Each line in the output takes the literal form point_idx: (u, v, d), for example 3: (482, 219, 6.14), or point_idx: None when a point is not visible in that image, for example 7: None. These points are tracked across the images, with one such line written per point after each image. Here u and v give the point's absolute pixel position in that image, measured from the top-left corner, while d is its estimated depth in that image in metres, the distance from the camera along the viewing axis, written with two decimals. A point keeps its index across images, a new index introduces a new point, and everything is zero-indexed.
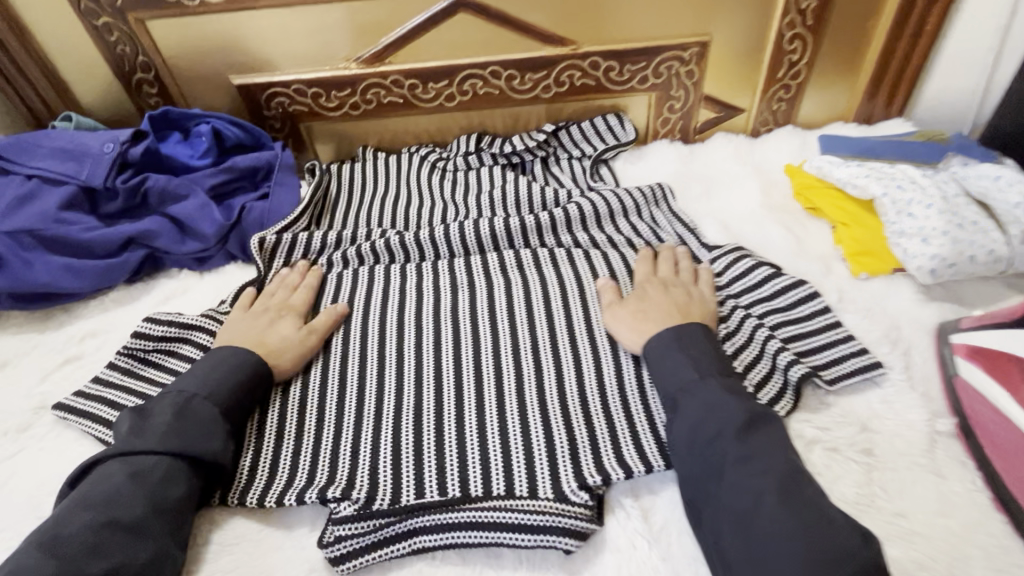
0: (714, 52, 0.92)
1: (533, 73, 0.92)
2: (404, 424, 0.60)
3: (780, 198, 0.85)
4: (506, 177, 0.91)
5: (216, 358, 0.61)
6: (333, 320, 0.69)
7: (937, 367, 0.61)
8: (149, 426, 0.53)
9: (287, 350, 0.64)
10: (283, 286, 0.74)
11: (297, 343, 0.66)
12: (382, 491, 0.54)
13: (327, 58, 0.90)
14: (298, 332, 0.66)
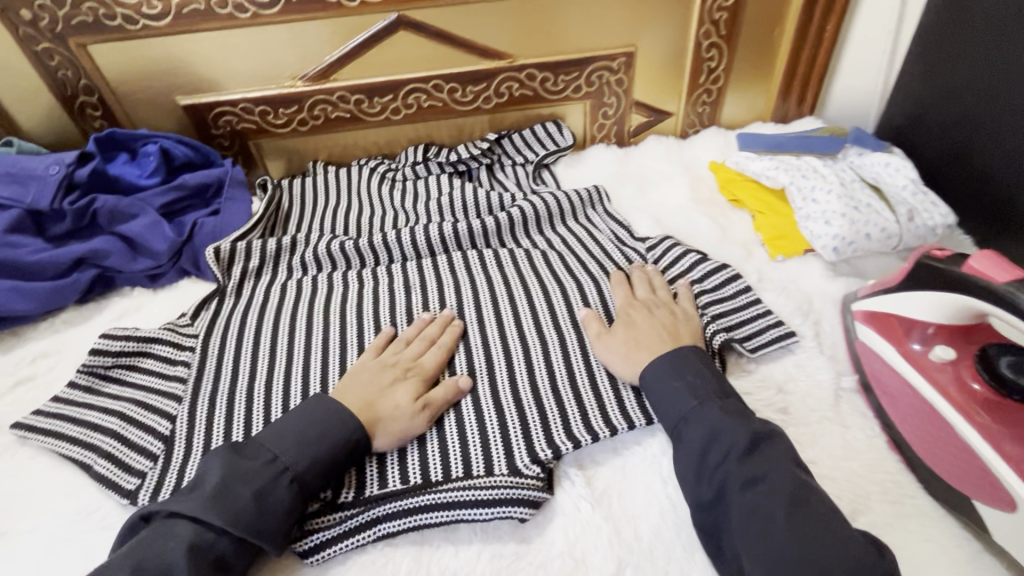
0: (640, 61, 0.99)
1: (473, 86, 0.97)
2: None
3: (708, 192, 0.92)
4: (453, 183, 0.96)
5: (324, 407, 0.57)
6: (455, 392, 0.63)
7: (843, 332, 0.68)
8: (242, 472, 0.50)
9: (382, 423, 0.58)
10: (420, 338, 0.69)
11: (403, 419, 0.59)
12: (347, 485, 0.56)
13: (273, 78, 0.93)
14: (416, 404, 0.60)
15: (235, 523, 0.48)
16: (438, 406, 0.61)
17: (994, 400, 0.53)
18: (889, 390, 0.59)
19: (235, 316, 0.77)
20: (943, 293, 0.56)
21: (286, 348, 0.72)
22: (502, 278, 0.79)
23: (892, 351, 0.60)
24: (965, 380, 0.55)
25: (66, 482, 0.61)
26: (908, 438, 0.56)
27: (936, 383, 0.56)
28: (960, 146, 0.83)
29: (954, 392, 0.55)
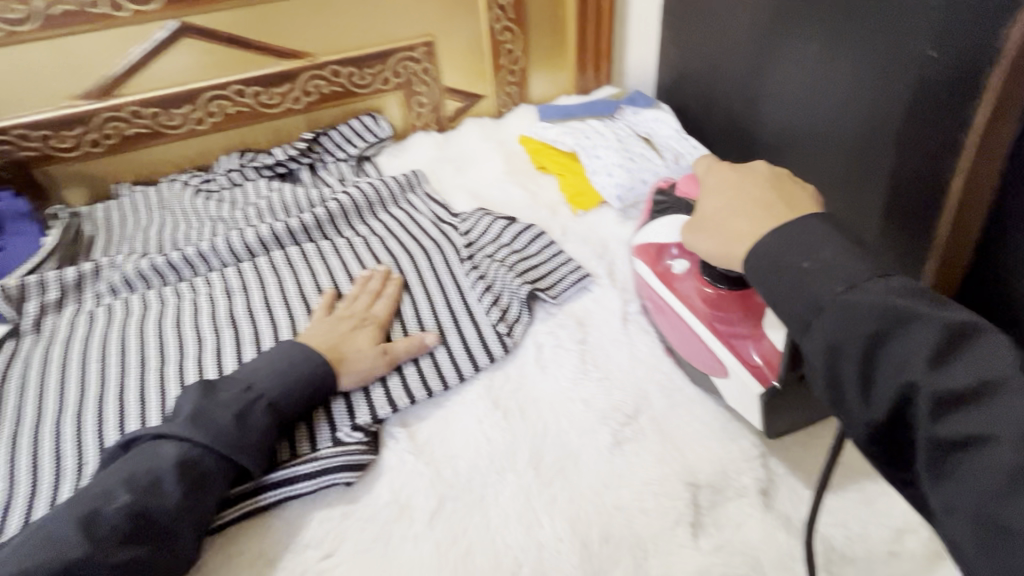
0: (442, 48, 1.05)
1: (278, 87, 0.97)
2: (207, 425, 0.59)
3: (520, 162, 1.00)
4: (272, 187, 0.96)
5: (284, 352, 0.61)
6: (416, 346, 0.67)
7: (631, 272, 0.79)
8: (218, 403, 0.55)
9: (349, 365, 0.63)
10: (365, 293, 0.73)
11: (369, 360, 0.64)
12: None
13: (49, 98, 0.87)
14: (376, 347, 0.66)
15: (218, 441, 0.52)
16: (399, 354, 0.65)
17: (721, 294, 0.60)
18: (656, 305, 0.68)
19: (36, 354, 0.72)
20: (678, 214, 0.67)
21: (96, 376, 0.68)
22: (326, 269, 0.82)
23: (652, 273, 0.68)
24: (697, 283, 0.62)
25: None
26: (674, 342, 0.66)
27: (678, 293, 0.64)
28: (713, 96, 0.97)
29: (691, 296, 0.63)
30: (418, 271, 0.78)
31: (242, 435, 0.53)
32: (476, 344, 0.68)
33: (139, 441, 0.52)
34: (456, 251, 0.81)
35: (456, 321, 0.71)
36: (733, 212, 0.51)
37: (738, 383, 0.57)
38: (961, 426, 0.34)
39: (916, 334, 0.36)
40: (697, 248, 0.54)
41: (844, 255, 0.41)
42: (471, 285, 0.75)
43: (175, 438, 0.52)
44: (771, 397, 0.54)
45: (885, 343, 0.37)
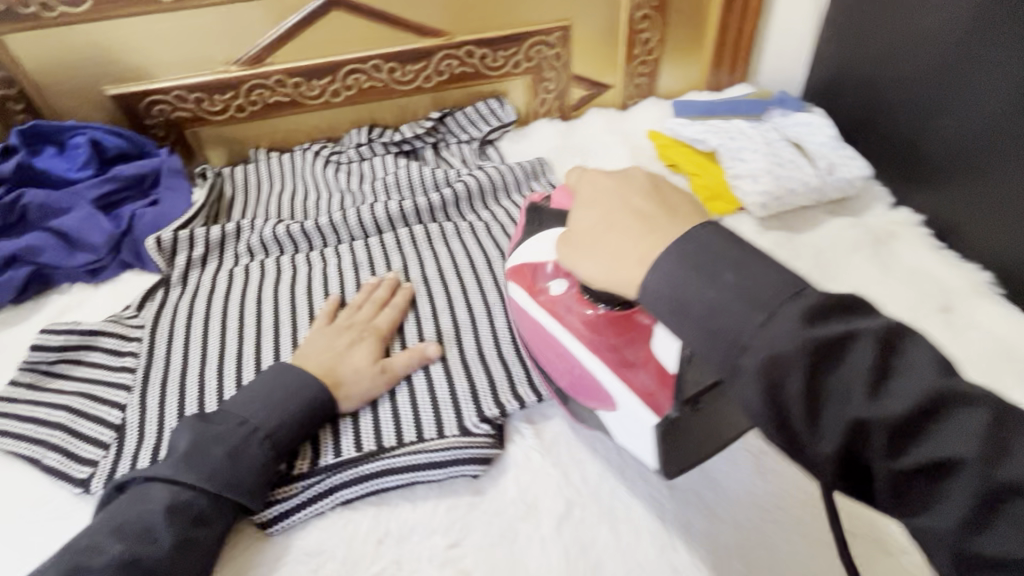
0: (576, 34, 1.01)
1: (413, 65, 0.98)
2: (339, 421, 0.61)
3: (647, 159, 0.96)
4: (398, 163, 0.96)
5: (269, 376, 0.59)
6: (420, 356, 0.65)
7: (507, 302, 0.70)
8: (211, 436, 0.53)
9: (348, 384, 0.61)
10: (370, 301, 0.72)
11: (372, 376, 0.62)
12: (303, 455, 0.58)
13: (206, 62, 0.91)
14: (373, 365, 0.63)
15: (213, 480, 0.50)
16: (398, 371, 0.63)
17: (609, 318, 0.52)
18: (533, 334, 0.58)
19: (182, 304, 0.76)
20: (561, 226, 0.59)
21: (236, 334, 0.72)
22: (449, 251, 0.82)
23: (530, 300, 0.58)
24: (579, 309, 0.53)
25: (14, 481, 0.60)
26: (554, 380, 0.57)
27: (566, 327, 0.54)
28: (874, 103, 0.89)
29: (576, 326, 0.53)
30: None
31: (239, 470, 0.52)
32: None
33: (129, 483, 0.51)
34: None
35: None
36: (608, 226, 0.45)
37: (630, 415, 0.50)
38: (903, 455, 0.30)
39: (863, 347, 0.33)
40: (582, 269, 0.46)
41: (690, 277, 0.38)
42: None
43: (168, 479, 0.50)
44: (666, 429, 0.48)
45: (840, 372, 0.33)
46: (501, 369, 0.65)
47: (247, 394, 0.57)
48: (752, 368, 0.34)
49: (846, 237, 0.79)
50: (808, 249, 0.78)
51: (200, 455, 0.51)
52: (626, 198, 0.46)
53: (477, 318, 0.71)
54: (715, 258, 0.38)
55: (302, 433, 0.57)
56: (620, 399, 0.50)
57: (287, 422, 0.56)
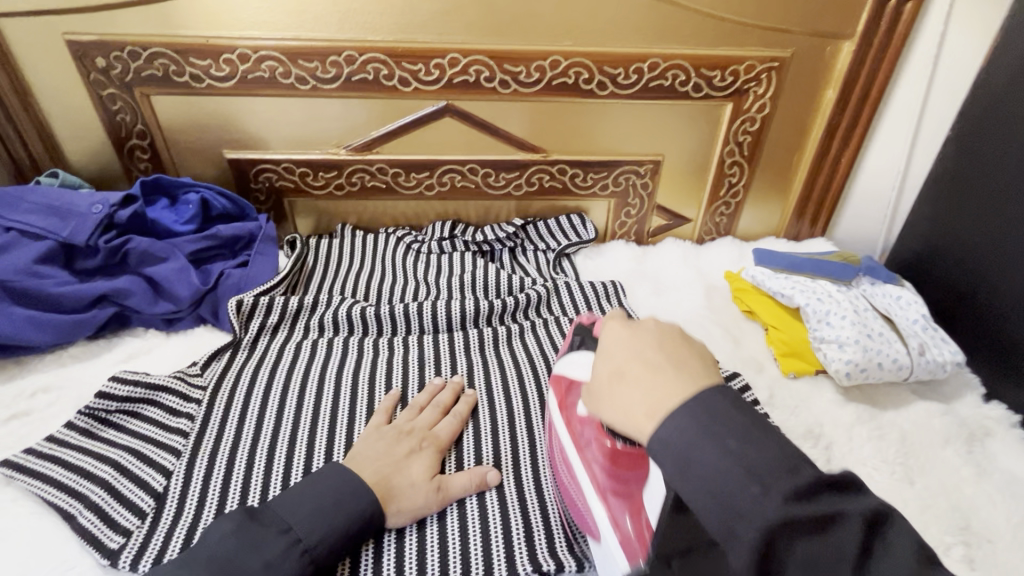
0: (667, 168, 1.05)
1: (507, 173, 1.02)
2: (383, 538, 0.58)
3: (722, 300, 0.95)
4: (476, 264, 0.98)
5: (319, 476, 0.57)
6: (477, 481, 0.62)
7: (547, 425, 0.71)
8: (253, 543, 0.50)
9: (398, 498, 0.58)
10: (432, 405, 0.71)
11: (422, 494, 0.59)
12: (340, 574, 0.55)
13: (320, 142, 0.97)
14: (431, 481, 0.61)
15: None
16: (453, 492, 0.61)
17: (618, 450, 0.58)
18: (554, 453, 0.64)
19: (246, 371, 0.76)
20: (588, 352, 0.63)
21: (292, 413, 0.71)
22: (515, 362, 0.81)
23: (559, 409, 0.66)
24: (597, 440, 0.59)
25: (44, 534, 0.58)
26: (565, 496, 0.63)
27: (584, 460, 0.60)
28: (967, 287, 0.87)
29: (587, 457, 0.59)
30: None
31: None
32: None
33: None
34: None
35: None
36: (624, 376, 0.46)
37: (606, 553, 0.55)
38: None
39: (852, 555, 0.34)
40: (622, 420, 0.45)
41: (721, 448, 0.39)
42: None
43: None
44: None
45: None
46: (557, 509, 0.62)
47: (300, 490, 0.55)
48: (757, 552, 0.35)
49: (936, 424, 0.74)
50: (894, 430, 0.73)
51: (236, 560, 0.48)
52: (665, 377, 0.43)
53: (536, 442, 0.69)
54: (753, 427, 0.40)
55: (344, 546, 0.53)
56: (602, 533, 0.55)
57: (336, 528, 0.53)
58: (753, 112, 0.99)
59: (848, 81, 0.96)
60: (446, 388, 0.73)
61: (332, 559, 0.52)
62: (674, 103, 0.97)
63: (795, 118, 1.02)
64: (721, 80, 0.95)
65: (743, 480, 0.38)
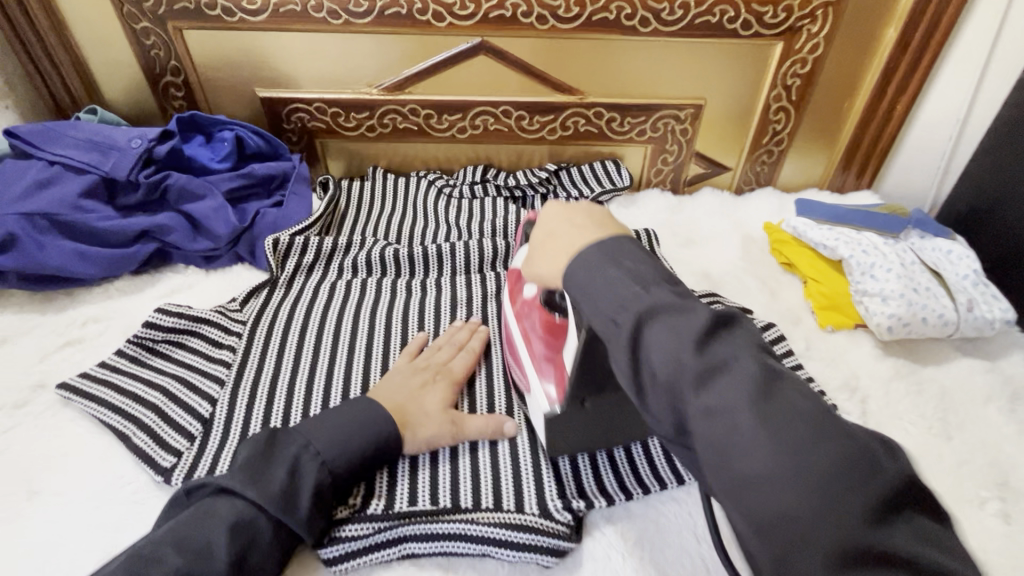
0: (708, 113, 1.00)
1: (542, 116, 0.99)
2: (419, 468, 0.60)
3: (759, 252, 0.93)
4: (508, 209, 0.97)
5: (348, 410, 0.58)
6: (493, 422, 0.63)
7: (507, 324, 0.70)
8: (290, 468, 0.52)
9: (414, 427, 0.60)
10: (451, 346, 0.71)
11: (438, 425, 0.61)
12: (358, 494, 0.57)
13: (351, 81, 0.95)
14: (444, 416, 0.62)
15: (272, 502, 0.49)
16: (469, 426, 0.62)
17: (553, 323, 0.59)
18: (510, 344, 0.67)
19: (283, 307, 0.78)
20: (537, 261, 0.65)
21: (327, 349, 0.72)
22: None
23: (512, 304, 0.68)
24: (538, 313, 0.60)
25: (103, 452, 0.62)
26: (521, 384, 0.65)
27: (526, 335, 0.62)
28: None
29: (528, 325, 0.61)
30: None
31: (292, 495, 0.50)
32: None
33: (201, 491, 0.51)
34: None
35: None
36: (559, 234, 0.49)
37: (536, 399, 0.59)
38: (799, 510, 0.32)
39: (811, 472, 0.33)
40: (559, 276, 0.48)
41: (665, 338, 0.38)
42: None
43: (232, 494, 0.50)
44: (552, 417, 0.55)
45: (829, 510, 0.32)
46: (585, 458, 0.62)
47: (347, 414, 0.57)
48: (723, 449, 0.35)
49: (979, 381, 0.72)
50: (934, 386, 0.71)
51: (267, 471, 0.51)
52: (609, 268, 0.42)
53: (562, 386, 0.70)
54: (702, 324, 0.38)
55: (359, 466, 0.55)
56: (535, 387, 0.59)
57: (362, 451, 0.56)
58: (805, 53, 0.94)
59: (912, 19, 0.89)
60: (466, 329, 0.74)
61: (350, 476, 0.55)
62: (721, 42, 0.92)
63: (851, 59, 0.95)
64: (773, 17, 0.89)
65: (690, 378, 0.37)
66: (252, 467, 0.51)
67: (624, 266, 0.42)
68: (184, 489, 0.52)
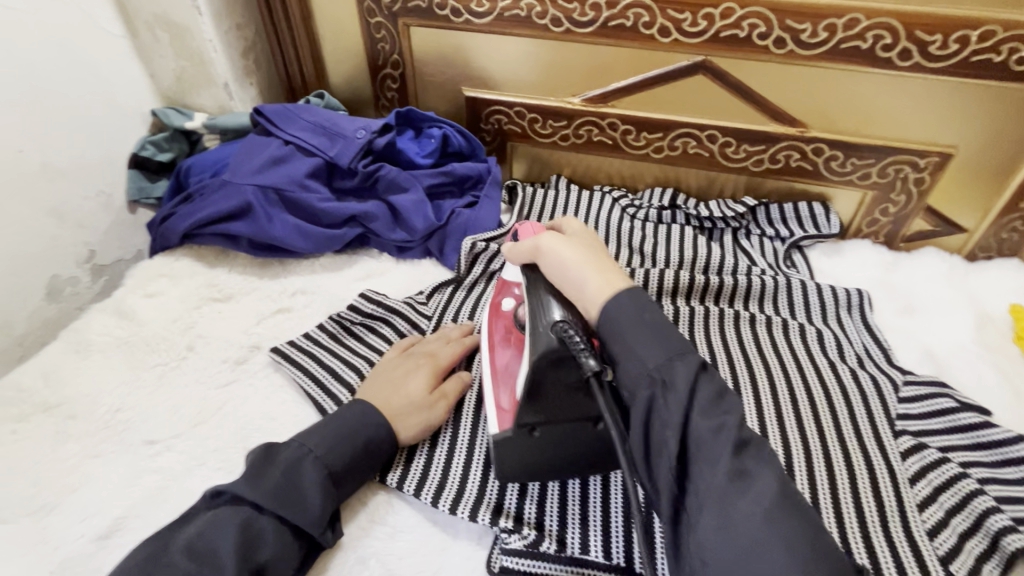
0: (957, 164, 0.86)
1: (750, 145, 0.91)
2: (591, 517, 0.56)
3: (997, 338, 0.79)
4: (696, 241, 0.90)
5: (354, 416, 0.59)
6: (463, 386, 0.66)
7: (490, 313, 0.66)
8: (299, 475, 0.54)
9: (402, 419, 0.61)
10: (439, 336, 0.71)
11: (422, 413, 0.62)
12: (412, 478, 0.60)
13: (556, 88, 0.94)
14: (427, 397, 0.63)
15: (270, 503, 0.52)
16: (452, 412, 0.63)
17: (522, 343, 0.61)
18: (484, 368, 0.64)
19: (465, 308, 0.79)
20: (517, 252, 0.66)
21: None
22: (739, 341, 0.75)
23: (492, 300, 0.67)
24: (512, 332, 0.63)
25: (300, 420, 0.67)
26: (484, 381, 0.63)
27: (495, 348, 0.63)
28: None
29: (500, 359, 0.62)
30: (851, 405, 0.66)
31: (292, 494, 0.53)
32: (900, 537, 0.55)
33: (220, 499, 0.53)
34: (894, 420, 0.65)
35: (875, 488, 0.58)
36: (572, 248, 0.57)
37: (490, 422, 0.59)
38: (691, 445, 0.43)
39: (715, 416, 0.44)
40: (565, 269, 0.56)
41: (638, 317, 0.49)
42: (910, 474, 0.60)
43: (253, 503, 0.52)
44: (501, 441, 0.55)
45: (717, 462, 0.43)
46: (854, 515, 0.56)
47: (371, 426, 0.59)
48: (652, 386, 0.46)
49: None
50: None
51: (268, 473, 0.54)
52: (645, 313, 0.49)
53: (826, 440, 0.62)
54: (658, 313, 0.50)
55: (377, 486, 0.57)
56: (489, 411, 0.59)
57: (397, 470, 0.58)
58: None
59: None
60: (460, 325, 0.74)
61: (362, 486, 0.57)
62: (998, 85, 0.77)
63: None
64: None
65: (651, 345, 0.47)
66: (251, 469, 0.54)
67: (648, 312, 0.49)
68: (201, 496, 0.53)
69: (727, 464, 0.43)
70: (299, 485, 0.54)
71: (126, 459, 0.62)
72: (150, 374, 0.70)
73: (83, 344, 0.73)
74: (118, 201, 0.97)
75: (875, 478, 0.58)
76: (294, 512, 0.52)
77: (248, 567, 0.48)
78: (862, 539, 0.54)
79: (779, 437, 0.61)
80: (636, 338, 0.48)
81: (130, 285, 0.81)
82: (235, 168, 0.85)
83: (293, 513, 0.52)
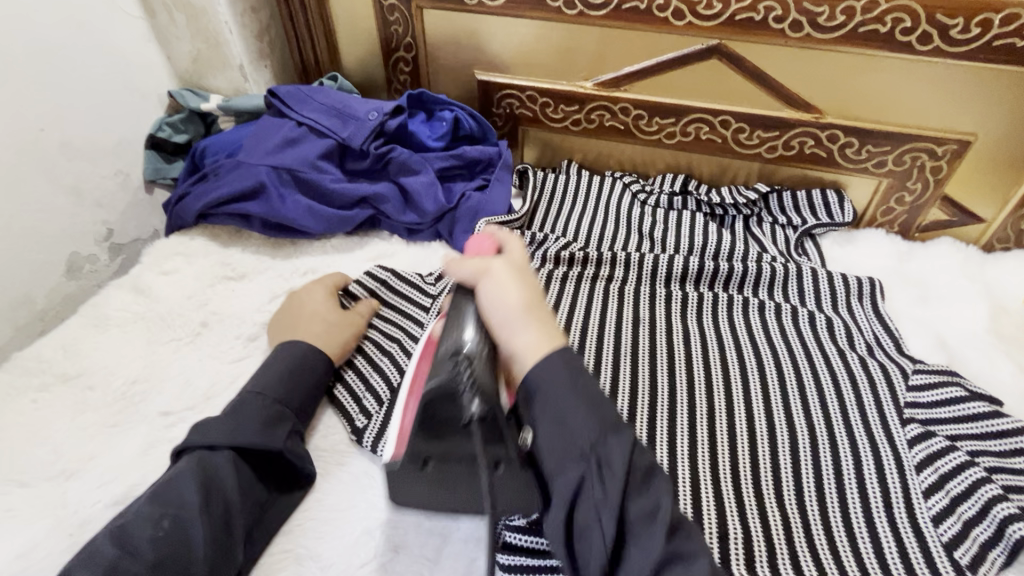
0: (976, 153, 0.84)
1: (763, 131, 0.90)
2: None
3: (1011, 330, 0.78)
4: (707, 227, 0.90)
5: (285, 358, 0.64)
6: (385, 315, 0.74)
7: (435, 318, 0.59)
8: (243, 412, 0.58)
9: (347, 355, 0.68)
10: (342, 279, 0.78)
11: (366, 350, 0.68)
12: None
13: (568, 72, 0.93)
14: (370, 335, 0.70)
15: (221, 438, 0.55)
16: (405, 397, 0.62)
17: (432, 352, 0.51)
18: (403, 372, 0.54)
19: None
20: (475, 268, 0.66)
21: None
22: (746, 327, 0.75)
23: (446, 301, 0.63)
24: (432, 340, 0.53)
25: None
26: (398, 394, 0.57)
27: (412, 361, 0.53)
28: None
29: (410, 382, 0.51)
30: (857, 394, 0.66)
31: (239, 425, 0.56)
32: (903, 523, 0.55)
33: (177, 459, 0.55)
34: (902, 408, 0.64)
35: (882, 476, 0.59)
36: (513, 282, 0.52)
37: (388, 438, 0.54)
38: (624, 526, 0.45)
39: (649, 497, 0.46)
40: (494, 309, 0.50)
41: (576, 399, 0.47)
42: (917, 462, 0.59)
43: (206, 445, 0.55)
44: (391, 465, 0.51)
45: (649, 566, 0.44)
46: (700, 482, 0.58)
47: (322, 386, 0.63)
48: (580, 466, 0.45)
49: None
50: None
51: (213, 421, 0.57)
52: (576, 393, 0.47)
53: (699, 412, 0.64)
54: (592, 393, 0.48)
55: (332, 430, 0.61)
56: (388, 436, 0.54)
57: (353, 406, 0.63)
58: None
59: None
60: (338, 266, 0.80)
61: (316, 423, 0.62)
62: (1020, 71, 0.75)
63: None
64: None
65: (586, 433, 0.46)
66: (196, 426, 0.57)
67: (581, 394, 0.48)
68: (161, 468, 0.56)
69: (633, 552, 0.45)
70: (245, 419, 0.57)
71: (142, 430, 0.63)
72: (165, 349, 0.72)
73: (101, 319, 0.75)
74: (135, 181, 0.99)
75: (764, 485, 0.58)
76: (247, 438, 0.56)
77: (217, 513, 0.51)
78: (743, 543, 0.54)
79: (671, 424, 0.63)
80: (571, 425, 0.46)
81: (146, 263, 0.83)
82: (248, 149, 0.86)
83: (246, 438, 0.56)
